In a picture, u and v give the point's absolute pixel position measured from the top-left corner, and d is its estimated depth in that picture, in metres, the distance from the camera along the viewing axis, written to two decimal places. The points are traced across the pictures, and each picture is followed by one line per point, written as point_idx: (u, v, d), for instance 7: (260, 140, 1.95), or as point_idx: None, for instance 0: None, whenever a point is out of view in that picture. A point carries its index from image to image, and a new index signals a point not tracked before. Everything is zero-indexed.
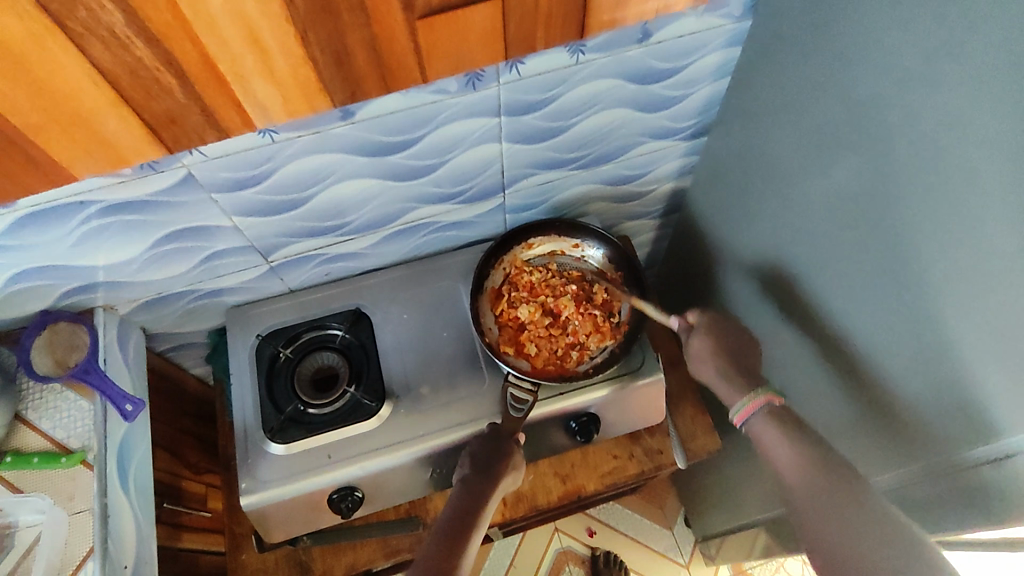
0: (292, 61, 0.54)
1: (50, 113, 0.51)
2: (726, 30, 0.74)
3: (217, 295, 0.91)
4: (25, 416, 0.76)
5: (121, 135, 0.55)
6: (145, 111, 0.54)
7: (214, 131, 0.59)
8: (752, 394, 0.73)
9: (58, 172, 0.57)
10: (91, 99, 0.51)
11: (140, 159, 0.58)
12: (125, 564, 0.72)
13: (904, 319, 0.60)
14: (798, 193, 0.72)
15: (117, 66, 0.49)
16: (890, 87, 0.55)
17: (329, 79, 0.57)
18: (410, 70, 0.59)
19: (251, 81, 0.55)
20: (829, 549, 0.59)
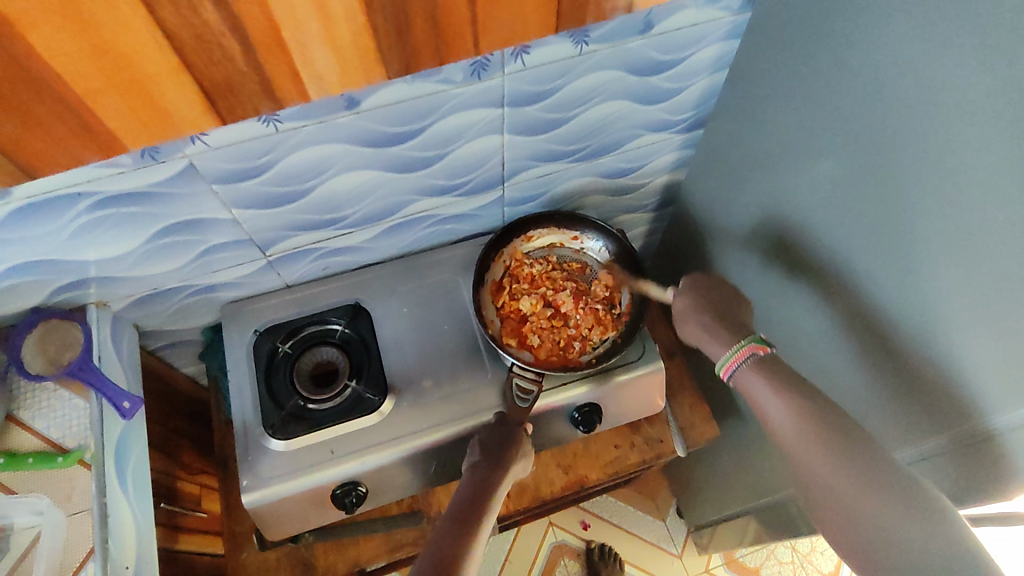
0: (357, 27, 0.49)
1: (109, 79, 0.46)
2: (725, 22, 0.75)
3: (213, 291, 0.89)
4: (17, 416, 0.74)
5: (179, 104, 0.50)
6: (205, 78, 0.49)
7: (268, 101, 0.53)
8: (739, 344, 0.74)
9: (107, 144, 0.52)
10: (150, 64, 0.46)
11: (194, 130, 0.54)
12: (126, 565, 0.70)
13: (905, 301, 0.62)
14: (798, 182, 0.74)
15: (183, 30, 0.44)
16: (893, 75, 0.57)
17: (386, 49, 0.53)
18: (466, 41, 0.55)
19: (314, 48, 0.50)
20: (847, 524, 0.59)
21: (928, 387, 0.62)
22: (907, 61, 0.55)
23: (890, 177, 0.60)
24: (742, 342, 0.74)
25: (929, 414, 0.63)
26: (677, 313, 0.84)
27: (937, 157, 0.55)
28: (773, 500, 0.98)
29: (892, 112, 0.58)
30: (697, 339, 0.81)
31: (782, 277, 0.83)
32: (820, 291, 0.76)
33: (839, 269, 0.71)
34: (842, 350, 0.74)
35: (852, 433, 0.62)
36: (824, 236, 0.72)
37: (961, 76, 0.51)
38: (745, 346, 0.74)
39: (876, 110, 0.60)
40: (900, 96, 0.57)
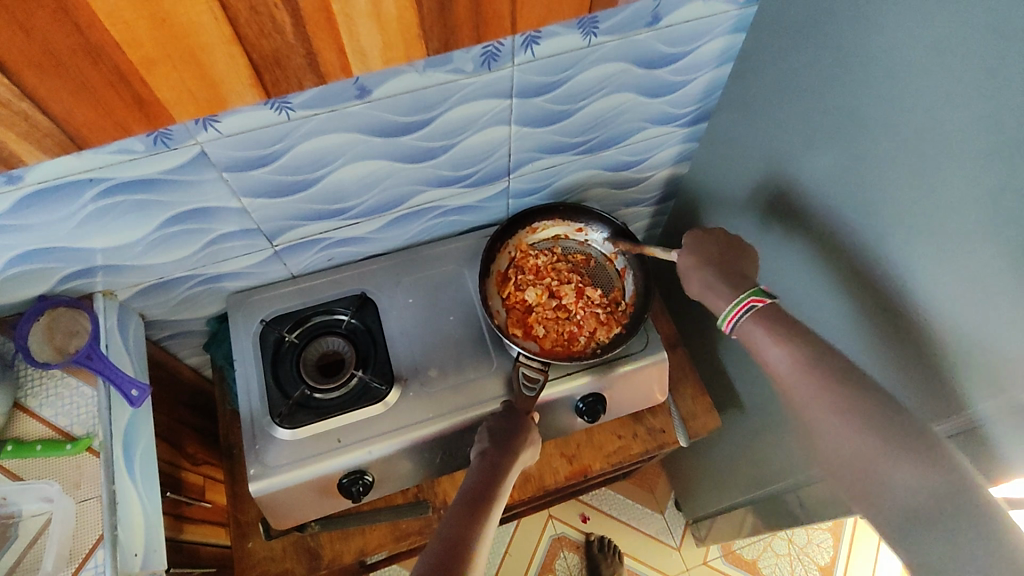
0: (400, 5, 0.58)
1: (169, 47, 0.53)
2: (730, 16, 0.76)
3: (218, 281, 0.89)
4: (24, 404, 0.74)
5: (228, 73, 0.58)
6: (255, 51, 0.57)
7: (312, 76, 0.62)
8: (737, 298, 0.72)
9: (159, 113, 0.59)
10: (209, 36, 0.54)
11: (238, 100, 0.61)
12: (135, 552, 0.70)
13: (908, 290, 0.64)
14: (802, 174, 0.75)
15: (239, 2, 0.52)
16: (899, 68, 0.58)
17: (428, 27, 0.61)
18: (503, 20, 0.64)
19: (359, 22, 0.58)
20: (850, 474, 0.58)
21: (932, 374, 0.63)
22: (913, 54, 0.57)
23: (896, 168, 0.62)
24: (741, 295, 0.72)
25: (931, 400, 0.65)
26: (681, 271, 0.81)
27: (942, 148, 0.56)
28: (774, 490, 0.99)
29: (898, 105, 0.60)
30: (699, 295, 0.79)
31: (784, 269, 0.84)
32: (823, 281, 0.77)
33: (843, 259, 0.72)
34: (844, 339, 0.75)
35: (858, 379, 0.60)
36: (828, 227, 0.73)
37: (967, 69, 0.52)
38: (744, 299, 0.71)
39: (882, 102, 0.61)
40: (907, 89, 0.58)
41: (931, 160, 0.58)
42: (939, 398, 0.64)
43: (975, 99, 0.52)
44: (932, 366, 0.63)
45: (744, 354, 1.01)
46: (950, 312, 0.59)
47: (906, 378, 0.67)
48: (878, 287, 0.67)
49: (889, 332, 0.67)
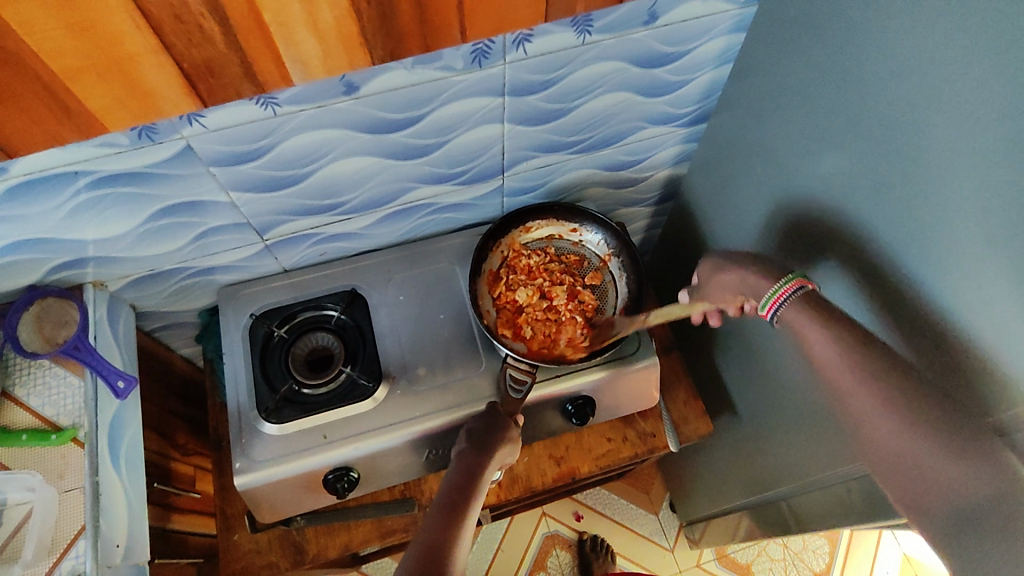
0: (337, 13, 0.56)
1: (93, 57, 0.52)
2: (731, 15, 0.75)
3: (209, 273, 0.89)
4: (12, 393, 0.75)
5: (161, 84, 0.56)
6: (186, 59, 0.55)
7: (251, 84, 0.60)
8: (781, 281, 0.68)
9: (93, 121, 0.58)
10: (135, 45, 0.52)
11: (175, 111, 0.60)
12: (117, 543, 0.71)
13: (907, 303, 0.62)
14: (802, 180, 0.73)
15: (163, 10, 0.51)
16: (903, 75, 0.56)
17: (371, 36, 0.60)
18: (452, 29, 0.62)
19: (295, 31, 0.57)
20: (896, 464, 0.54)
21: None
22: (917, 58, 0.54)
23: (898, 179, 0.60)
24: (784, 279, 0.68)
25: None
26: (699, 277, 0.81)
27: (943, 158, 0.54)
28: (769, 498, 0.98)
29: (898, 111, 0.58)
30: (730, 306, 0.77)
31: None
32: None
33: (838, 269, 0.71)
34: None
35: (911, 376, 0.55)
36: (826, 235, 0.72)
37: (972, 77, 0.50)
38: (784, 286, 0.67)
39: (881, 108, 0.59)
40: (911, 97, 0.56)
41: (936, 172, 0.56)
42: None
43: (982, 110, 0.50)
44: None
45: (739, 360, 0.99)
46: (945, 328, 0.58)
47: None
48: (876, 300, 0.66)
49: None
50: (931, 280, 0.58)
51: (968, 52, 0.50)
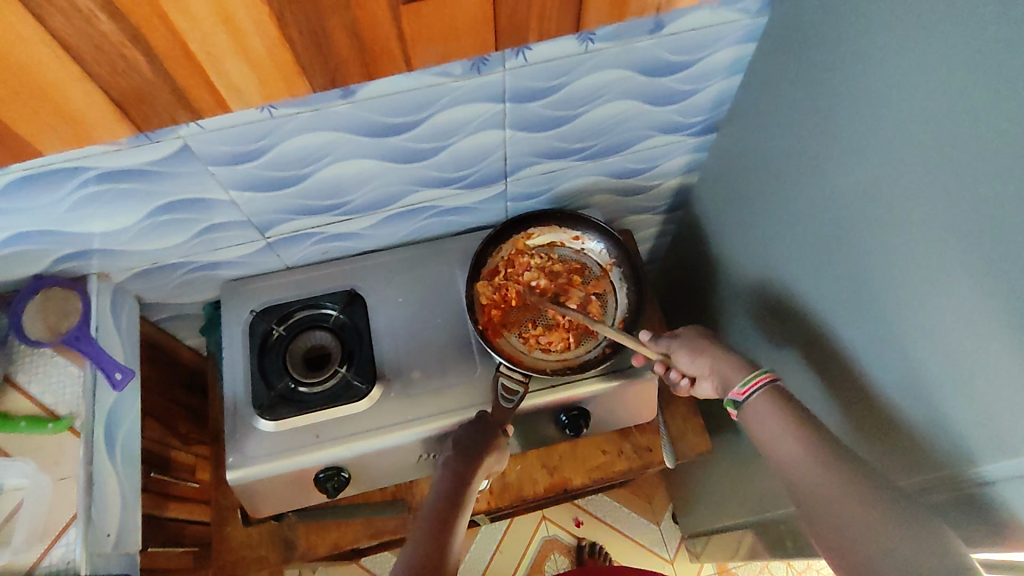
0: (268, 42, 0.56)
1: (16, 87, 0.53)
2: (741, 25, 0.73)
3: (213, 268, 0.90)
4: (14, 378, 0.77)
5: (89, 110, 0.57)
6: (113, 88, 0.56)
7: (185, 111, 0.61)
8: (756, 372, 0.73)
9: (25, 148, 0.59)
10: (58, 74, 0.53)
11: (108, 135, 0.61)
12: (107, 533, 0.74)
13: (920, 331, 0.60)
14: (814, 197, 0.70)
15: (80, 39, 0.51)
16: (922, 95, 0.54)
17: (308, 64, 0.59)
18: (395, 58, 0.61)
19: (224, 61, 0.56)
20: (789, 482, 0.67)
21: (941, 424, 0.59)
22: (937, 78, 0.52)
23: (916, 201, 0.57)
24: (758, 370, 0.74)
25: (931, 449, 0.61)
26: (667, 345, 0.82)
27: (963, 184, 0.52)
28: (763, 519, 0.95)
29: (917, 133, 0.55)
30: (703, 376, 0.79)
31: (790, 294, 0.80)
32: (827, 311, 0.73)
33: (848, 291, 0.69)
34: (846, 374, 0.72)
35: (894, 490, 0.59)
36: (836, 256, 0.69)
37: (994, 101, 0.48)
38: (760, 375, 0.72)
39: (901, 127, 0.57)
40: (930, 118, 0.54)
41: (956, 198, 0.53)
42: (937, 450, 0.60)
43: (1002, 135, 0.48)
44: (941, 415, 0.59)
45: None
46: (962, 361, 0.56)
47: (905, 422, 0.64)
48: (889, 324, 0.63)
49: (897, 373, 0.63)
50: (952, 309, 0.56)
51: (993, 74, 0.48)
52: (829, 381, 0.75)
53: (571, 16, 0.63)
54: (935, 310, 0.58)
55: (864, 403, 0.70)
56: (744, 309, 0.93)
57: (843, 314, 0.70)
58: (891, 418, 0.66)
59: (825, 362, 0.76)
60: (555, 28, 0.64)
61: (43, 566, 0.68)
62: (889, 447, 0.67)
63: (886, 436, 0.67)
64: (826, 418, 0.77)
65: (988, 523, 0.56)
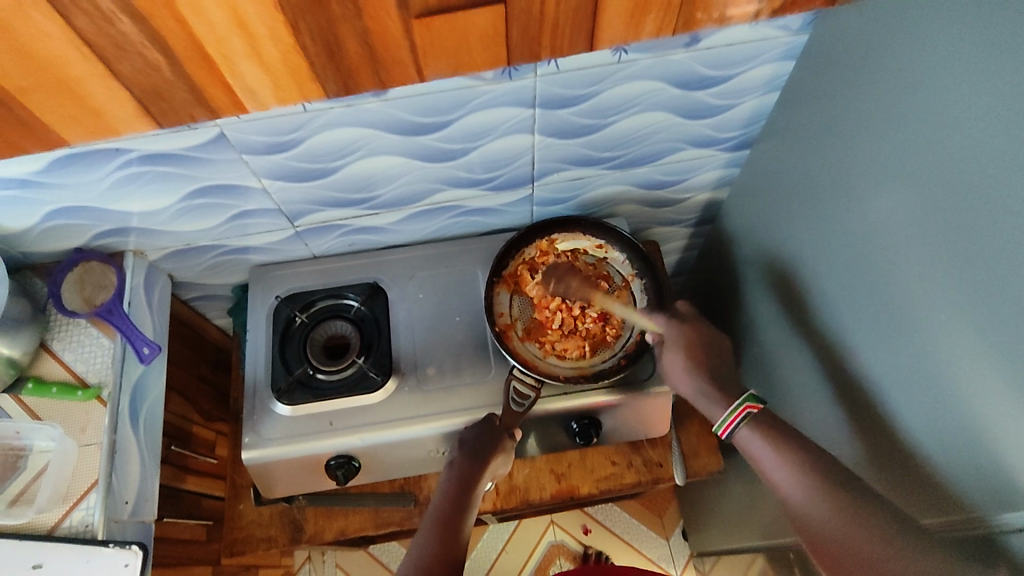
0: (281, 47, 0.56)
1: (39, 78, 0.54)
2: (782, 42, 0.72)
3: (242, 252, 0.92)
4: (49, 345, 0.80)
5: (111, 104, 0.59)
6: (133, 85, 0.57)
7: (202, 109, 0.61)
8: (734, 404, 0.76)
9: (47, 135, 0.61)
10: (80, 69, 0.54)
11: (129, 129, 0.62)
12: (125, 500, 0.77)
13: (943, 369, 0.58)
14: (846, 221, 0.69)
15: (100, 37, 0.52)
16: (963, 126, 0.52)
17: (320, 69, 0.59)
18: (406, 67, 0.60)
19: (239, 63, 0.57)
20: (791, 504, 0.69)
21: (959, 467, 0.57)
22: (981, 110, 0.50)
23: (949, 236, 0.55)
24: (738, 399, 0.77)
25: (944, 492, 0.59)
26: (665, 369, 0.82)
27: (998, 222, 0.50)
28: (769, 545, 0.93)
29: (953, 164, 0.53)
30: (690, 396, 0.81)
31: (814, 319, 0.78)
32: (850, 339, 0.71)
33: (872, 321, 0.67)
34: (865, 405, 0.70)
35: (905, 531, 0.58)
36: (862, 283, 0.67)
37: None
38: (740, 406, 0.75)
39: (937, 156, 0.55)
40: (969, 150, 0.52)
41: (991, 235, 0.51)
42: (951, 493, 0.58)
43: None
44: (958, 458, 0.57)
45: (764, 397, 0.95)
46: (987, 403, 0.53)
47: (922, 461, 0.62)
48: (915, 353, 0.61)
49: (918, 409, 0.61)
50: (980, 348, 0.54)
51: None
52: (848, 411, 0.73)
53: (584, 33, 0.60)
54: (959, 348, 0.56)
55: (881, 437, 0.68)
56: (766, 330, 0.91)
57: (867, 343, 0.68)
58: (907, 456, 0.64)
59: (844, 391, 0.74)
60: (570, 43, 0.61)
61: (64, 527, 0.71)
62: (903, 485, 0.64)
63: (901, 474, 0.65)
64: (843, 447, 0.75)
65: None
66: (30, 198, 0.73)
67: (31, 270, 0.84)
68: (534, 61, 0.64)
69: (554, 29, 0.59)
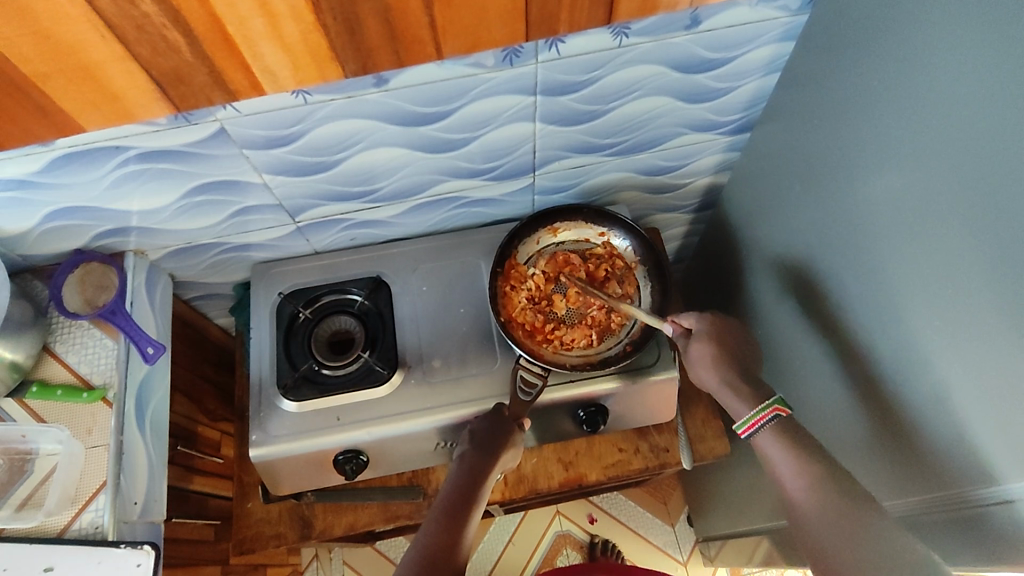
0: (302, 27, 0.56)
1: (60, 64, 0.54)
2: (781, 23, 0.72)
3: (243, 250, 0.91)
4: (52, 348, 0.80)
5: (130, 90, 0.58)
6: (153, 68, 0.56)
7: (220, 92, 0.61)
8: (763, 404, 0.73)
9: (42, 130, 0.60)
10: (99, 53, 0.54)
11: (146, 114, 0.62)
12: (134, 500, 0.76)
13: (946, 346, 0.58)
14: (847, 200, 0.69)
15: (122, 19, 0.51)
16: (962, 101, 0.52)
17: (340, 49, 0.59)
18: (425, 45, 0.61)
19: (259, 43, 0.56)
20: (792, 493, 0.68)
21: (962, 442, 0.58)
22: (982, 83, 0.50)
23: (948, 210, 0.55)
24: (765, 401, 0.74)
25: (950, 466, 0.60)
26: (692, 360, 0.80)
27: (998, 195, 0.50)
28: (774, 528, 0.94)
29: (951, 139, 0.54)
30: (715, 390, 0.78)
31: (817, 298, 0.78)
32: (854, 318, 0.71)
33: (876, 301, 0.67)
34: (869, 383, 0.70)
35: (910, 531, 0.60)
36: (866, 261, 0.68)
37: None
38: (768, 408, 0.73)
39: (937, 133, 0.55)
40: (968, 124, 0.52)
41: (991, 209, 0.51)
42: (958, 466, 0.59)
43: None
44: (963, 433, 0.58)
45: (768, 381, 0.95)
46: (990, 376, 0.54)
47: (926, 437, 0.62)
48: (918, 330, 0.61)
49: (922, 387, 0.62)
50: (982, 322, 0.54)
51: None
52: (854, 390, 0.73)
53: (602, 7, 0.61)
54: (963, 321, 0.56)
55: (886, 414, 0.68)
56: (769, 312, 0.92)
57: (870, 321, 0.68)
58: (913, 431, 0.64)
59: (849, 371, 0.74)
60: (586, 19, 0.62)
61: (73, 529, 0.71)
62: (913, 460, 0.65)
63: (907, 449, 0.65)
64: (848, 427, 0.75)
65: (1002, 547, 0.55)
66: (30, 199, 0.72)
67: (31, 272, 0.83)
68: (551, 38, 0.65)
69: (571, 4, 0.60)
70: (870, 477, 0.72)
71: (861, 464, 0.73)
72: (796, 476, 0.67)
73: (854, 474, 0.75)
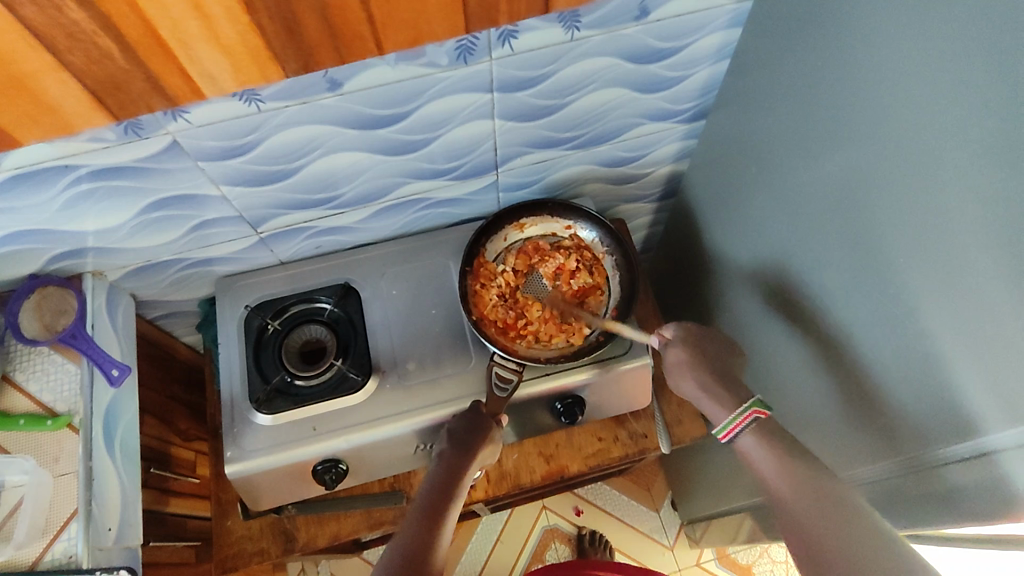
0: (239, 28, 0.55)
1: None
2: (727, 10, 0.73)
3: (206, 264, 0.90)
4: (12, 377, 0.77)
5: (66, 101, 0.57)
6: (89, 77, 0.55)
7: (161, 98, 0.60)
8: (741, 409, 0.73)
9: None
10: (31, 62, 0.52)
11: (86, 124, 0.60)
12: (108, 527, 0.75)
13: (908, 312, 0.61)
14: (807, 176, 0.70)
15: (51, 26, 0.50)
16: (912, 75, 0.54)
17: (279, 49, 0.59)
18: (365, 41, 0.61)
19: (195, 47, 0.56)
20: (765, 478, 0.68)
21: (928, 404, 0.60)
22: (930, 56, 0.52)
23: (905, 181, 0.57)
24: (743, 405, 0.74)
25: (918, 428, 0.62)
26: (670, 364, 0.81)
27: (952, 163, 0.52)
28: (752, 504, 0.96)
29: (904, 111, 0.56)
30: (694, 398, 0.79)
31: (782, 276, 0.80)
32: (819, 293, 0.73)
33: (840, 275, 0.69)
34: (838, 355, 0.72)
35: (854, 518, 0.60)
36: (828, 237, 0.70)
37: (983, 74, 0.48)
38: (745, 411, 0.73)
39: (888, 106, 0.57)
40: (920, 95, 0.54)
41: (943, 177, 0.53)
42: (927, 428, 0.61)
43: (989, 106, 0.48)
44: (930, 393, 0.60)
45: None
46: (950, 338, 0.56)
47: (893, 401, 0.65)
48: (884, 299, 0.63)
49: (887, 353, 0.64)
50: (941, 288, 0.56)
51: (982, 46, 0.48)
52: (823, 363, 0.76)
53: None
54: (924, 284, 0.58)
55: (855, 384, 0.70)
56: (737, 293, 0.94)
57: (835, 294, 0.71)
58: (883, 397, 0.66)
59: (817, 344, 0.76)
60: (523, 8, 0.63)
61: (46, 561, 0.69)
62: (885, 425, 0.67)
63: (878, 415, 0.68)
64: (820, 399, 0.78)
65: (973, 504, 0.57)
66: None
67: None
68: (492, 29, 0.65)
69: None
70: (845, 445, 0.75)
71: (836, 433, 0.76)
72: (780, 478, 0.66)
73: (828, 443, 0.77)
